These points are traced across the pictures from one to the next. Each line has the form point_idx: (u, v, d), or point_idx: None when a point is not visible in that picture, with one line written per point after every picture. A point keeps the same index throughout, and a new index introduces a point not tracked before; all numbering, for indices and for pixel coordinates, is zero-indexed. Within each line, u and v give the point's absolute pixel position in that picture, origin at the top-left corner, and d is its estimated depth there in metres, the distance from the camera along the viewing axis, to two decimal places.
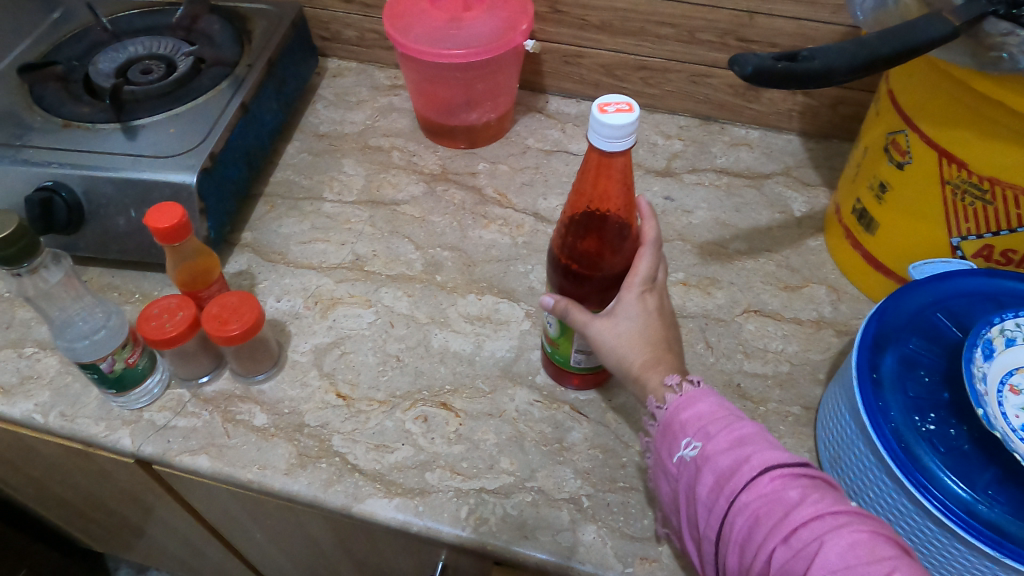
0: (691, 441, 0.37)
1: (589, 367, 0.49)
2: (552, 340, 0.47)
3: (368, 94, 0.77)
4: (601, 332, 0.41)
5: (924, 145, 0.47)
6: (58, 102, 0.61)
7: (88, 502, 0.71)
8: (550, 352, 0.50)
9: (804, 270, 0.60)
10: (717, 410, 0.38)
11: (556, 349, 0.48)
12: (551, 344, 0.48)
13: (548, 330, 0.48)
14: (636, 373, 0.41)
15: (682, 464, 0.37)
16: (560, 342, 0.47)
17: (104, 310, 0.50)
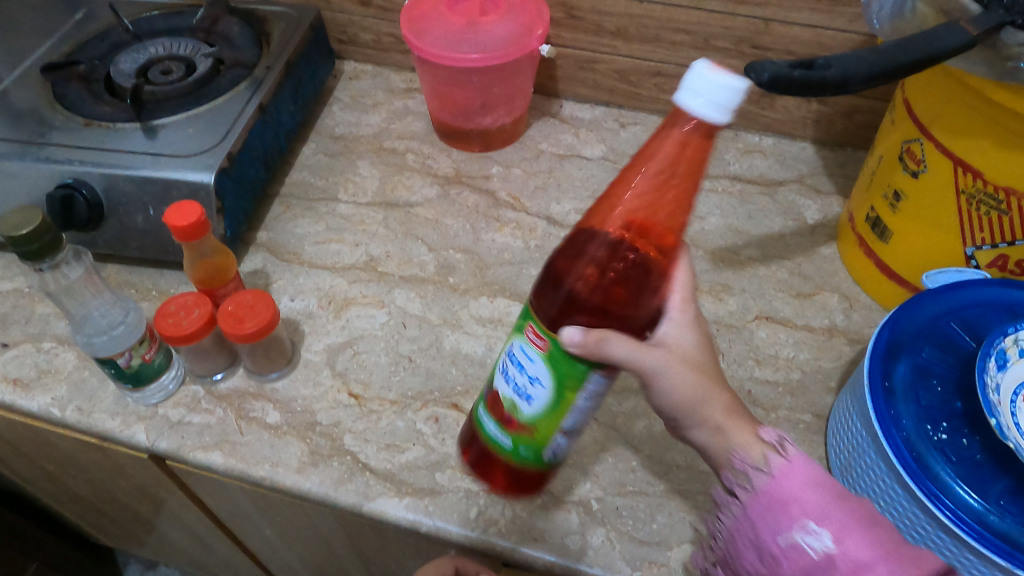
0: (817, 528, 0.33)
1: (553, 458, 0.42)
2: (526, 424, 0.39)
3: (383, 96, 0.78)
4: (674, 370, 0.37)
5: (939, 154, 0.47)
6: (79, 101, 0.62)
7: (101, 496, 0.72)
8: (510, 444, 0.41)
9: (817, 278, 0.60)
10: (832, 492, 0.35)
11: (530, 436, 0.40)
12: (519, 429, 0.40)
13: (520, 412, 0.39)
14: (720, 422, 0.38)
15: (797, 549, 0.34)
16: (540, 425, 0.39)
17: (123, 305, 0.51)
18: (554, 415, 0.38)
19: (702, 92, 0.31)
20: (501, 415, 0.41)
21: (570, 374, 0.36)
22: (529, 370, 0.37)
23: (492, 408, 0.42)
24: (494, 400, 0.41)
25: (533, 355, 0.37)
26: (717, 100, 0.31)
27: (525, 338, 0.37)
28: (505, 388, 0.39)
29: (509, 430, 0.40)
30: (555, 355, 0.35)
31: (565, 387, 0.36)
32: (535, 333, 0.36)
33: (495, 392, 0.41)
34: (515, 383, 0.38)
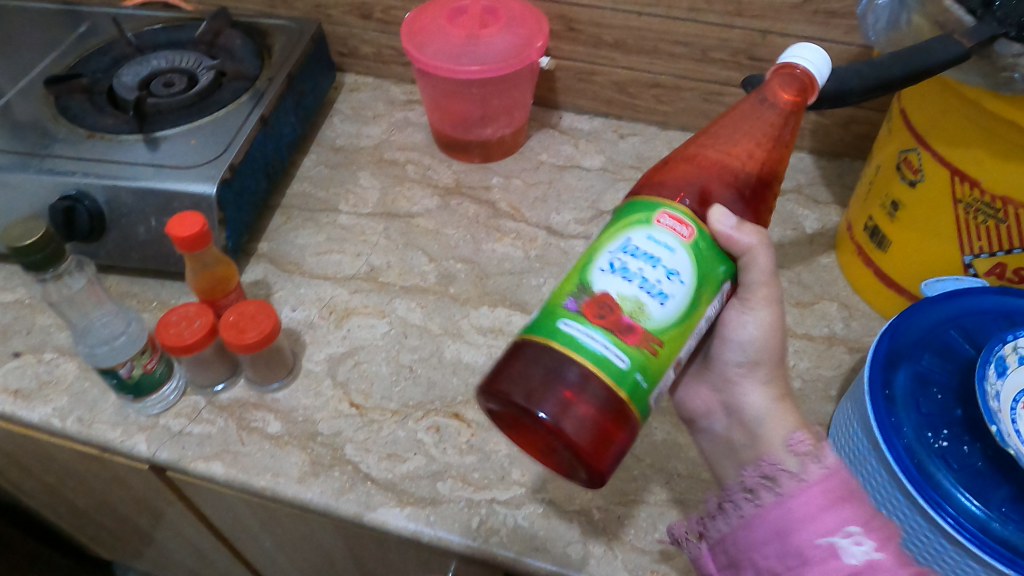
0: (860, 538, 0.35)
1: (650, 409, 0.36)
2: (655, 332, 0.34)
3: (384, 108, 0.78)
4: (768, 318, 0.43)
5: (936, 163, 0.47)
6: (82, 113, 0.62)
7: (100, 508, 0.72)
8: (625, 364, 0.34)
9: (816, 287, 0.60)
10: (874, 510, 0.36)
11: (651, 355, 0.34)
12: (639, 342, 0.34)
13: (646, 317, 0.34)
14: (780, 392, 0.45)
15: (835, 550, 0.35)
16: (667, 332, 0.35)
17: (124, 317, 0.51)
18: (688, 320, 0.36)
19: (801, 53, 0.38)
20: (612, 320, 0.34)
21: (714, 264, 0.37)
22: (665, 263, 0.35)
23: (594, 312, 0.35)
24: (599, 304, 0.35)
25: (673, 237, 0.35)
26: (815, 60, 0.37)
27: (656, 226, 0.36)
28: (620, 288, 0.35)
29: (629, 341, 0.34)
30: (700, 239, 0.36)
31: (703, 285, 0.36)
32: (673, 221, 0.36)
33: (600, 294, 0.35)
34: (640, 277, 0.35)
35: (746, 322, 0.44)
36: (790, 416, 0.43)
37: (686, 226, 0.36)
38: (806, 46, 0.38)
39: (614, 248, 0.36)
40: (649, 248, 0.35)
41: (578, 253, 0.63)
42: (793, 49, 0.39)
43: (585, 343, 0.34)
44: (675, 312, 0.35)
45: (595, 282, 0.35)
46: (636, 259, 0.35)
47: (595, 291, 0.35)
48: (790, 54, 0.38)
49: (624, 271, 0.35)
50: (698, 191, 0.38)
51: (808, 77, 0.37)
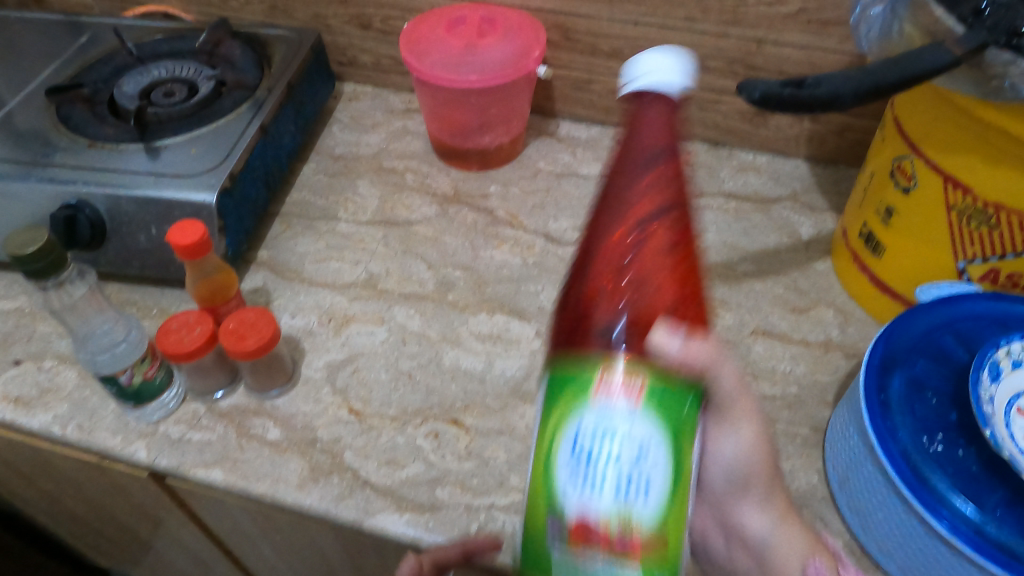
0: None
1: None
2: (653, 532, 0.30)
3: (383, 117, 0.79)
4: (750, 437, 0.40)
5: (929, 171, 0.48)
6: (83, 123, 0.63)
7: (99, 516, 0.72)
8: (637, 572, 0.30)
9: (812, 293, 0.60)
10: None
11: (659, 548, 0.30)
12: (644, 541, 0.29)
13: (637, 520, 0.29)
14: (785, 515, 0.42)
15: None
16: (667, 525, 0.30)
17: (125, 324, 0.52)
18: (684, 477, 0.30)
19: (652, 64, 0.37)
20: (602, 545, 0.30)
21: (687, 420, 0.31)
22: (627, 444, 0.29)
23: (580, 539, 0.30)
24: (583, 531, 0.30)
25: (621, 408, 0.30)
26: (666, 70, 0.37)
27: (603, 399, 0.30)
28: (587, 490, 0.29)
29: (625, 547, 0.29)
30: (657, 391, 0.30)
31: (687, 433, 0.31)
32: (616, 382, 0.30)
33: (578, 520, 0.30)
34: (614, 478, 0.29)
35: (729, 445, 0.40)
36: (796, 541, 0.42)
37: (634, 381, 0.30)
38: (658, 54, 0.38)
39: (563, 442, 0.31)
40: (602, 429, 0.30)
41: None
42: (637, 62, 0.38)
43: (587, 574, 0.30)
44: (666, 494, 0.30)
45: (563, 500, 0.30)
46: (594, 445, 0.30)
47: (570, 516, 0.30)
48: (638, 67, 0.38)
49: (590, 471, 0.30)
50: (629, 269, 0.37)
51: (657, 89, 0.37)
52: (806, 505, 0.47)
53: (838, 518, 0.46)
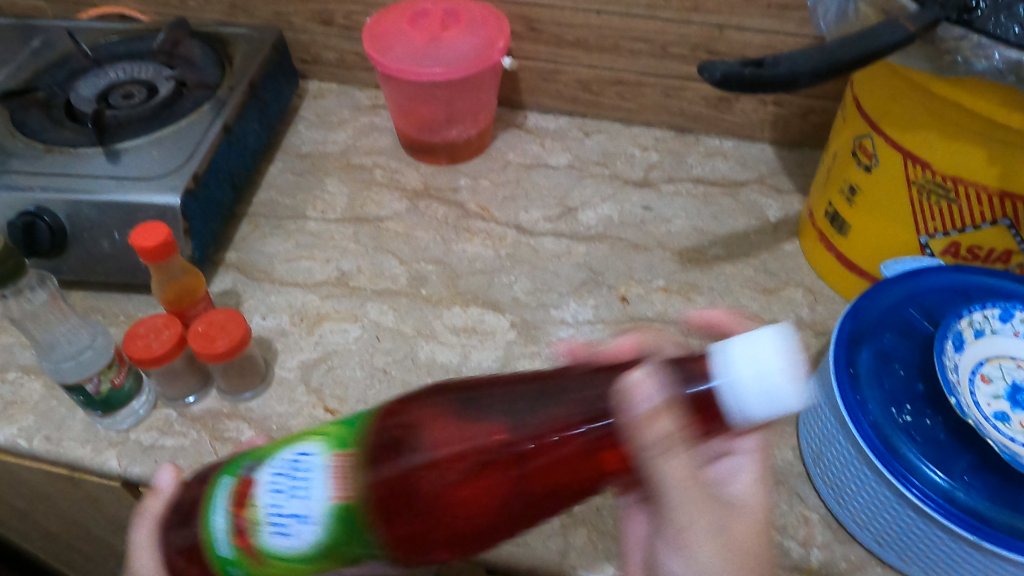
0: None
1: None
2: (260, 551, 0.32)
3: (349, 114, 0.78)
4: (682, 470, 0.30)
5: (890, 147, 0.48)
6: (39, 127, 0.61)
7: (73, 531, 0.70)
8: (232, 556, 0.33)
9: (782, 274, 0.61)
10: None
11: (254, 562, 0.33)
12: (247, 548, 0.32)
13: (262, 538, 0.32)
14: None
15: None
16: (272, 561, 0.32)
17: (89, 330, 0.50)
18: (309, 563, 0.33)
19: (750, 367, 0.28)
20: (241, 516, 0.32)
21: (343, 547, 0.32)
22: (301, 504, 0.31)
23: (235, 504, 0.33)
24: (243, 494, 0.33)
25: (323, 486, 0.32)
26: (773, 364, 0.28)
27: (329, 460, 0.32)
28: (267, 486, 0.32)
29: (236, 542, 0.32)
30: (352, 511, 0.32)
31: (327, 555, 0.32)
32: (341, 470, 0.32)
33: (248, 483, 0.33)
34: (278, 506, 0.31)
35: (695, 549, 0.33)
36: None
37: (344, 484, 0.32)
38: (768, 350, 0.28)
39: (293, 459, 0.33)
40: (294, 477, 0.32)
41: (549, 251, 0.64)
42: (767, 327, 0.29)
43: (215, 517, 0.33)
44: (293, 547, 0.32)
45: (265, 464, 0.33)
46: (290, 473, 0.32)
47: (253, 479, 0.33)
48: (746, 348, 0.28)
49: (274, 489, 0.32)
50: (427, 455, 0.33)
51: (714, 390, 0.28)
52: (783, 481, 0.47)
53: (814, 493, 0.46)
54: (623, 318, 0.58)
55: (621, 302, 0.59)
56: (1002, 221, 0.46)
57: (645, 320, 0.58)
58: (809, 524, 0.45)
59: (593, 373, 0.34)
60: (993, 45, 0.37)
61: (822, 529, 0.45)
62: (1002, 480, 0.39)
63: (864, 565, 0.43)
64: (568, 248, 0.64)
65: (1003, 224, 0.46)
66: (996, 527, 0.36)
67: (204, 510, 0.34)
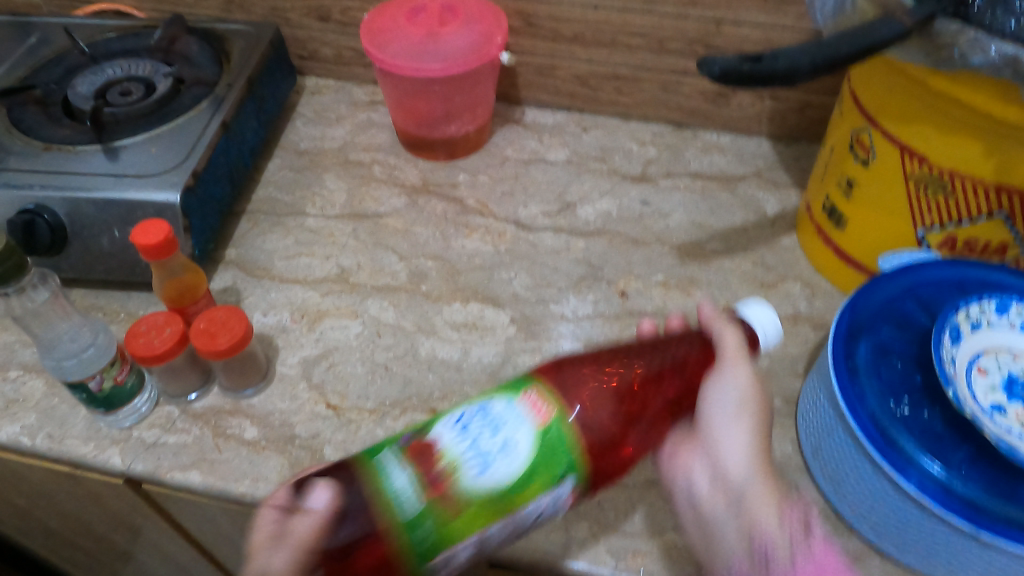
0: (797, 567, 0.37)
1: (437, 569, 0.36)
2: (464, 494, 0.35)
3: (347, 110, 0.78)
4: (744, 375, 0.42)
5: (887, 141, 0.49)
6: (37, 125, 0.61)
7: (74, 528, 0.71)
8: (418, 509, 0.35)
9: (779, 268, 0.62)
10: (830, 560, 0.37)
11: (448, 514, 0.35)
12: (443, 492, 0.35)
13: (462, 478, 0.35)
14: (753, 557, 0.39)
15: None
16: (478, 500, 0.35)
17: (91, 328, 0.50)
18: (503, 501, 0.36)
19: (759, 313, 0.44)
20: (424, 470, 0.36)
21: (552, 466, 0.36)
22: (504, 431, 0.36)
23: (414, 457, 0.36)
24: (428, 450, 0.36)
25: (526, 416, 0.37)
26: (765, 324, 0.44)
27: (519, 400, 0.38)
28: (456, 442, 0.36)
29: (428, 496, 0.35)
30: (554, 425, 0.37)
31: (534, 476, 0.36)
32: (536, 403, 0.38)
33: (428, 441, 0.37)
34: (472, 445, 0.36)
35: (728, 423, 0.42)
36: None
37: (545, 410, 0.37)
38: (759, 307, 0.45)
39: (478, 406, 0.38)
40: (495, 418, 0.37)
41: (548, 246, 0.64)
42: (754, 302, 0.45)
43: (391, 476, 0.36)
44: (499, 481, 0.35)
45: (436, 426, 0.38)
46: (480, 420, 0.37)
47: (429, 436, 0.37)
48: (745, 308, 0.45)
49: (474, 425, 0.37)
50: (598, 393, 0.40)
51: (752, 331, 0.44)
52: (781, 474, 0.48)
53: (813, 485, 0.47)
54: (622, 312, 0.58)
55: (620, 297, 0.59)
56: (998, 215, 0.46)
57: (644, 315, 0.58)
58: None
59: (669, 337, 0.45)
60: (990, 39, 0.37)
61: (820, 520, 0.45)
62: (998, 470, 0.39)
63: (862, 555, 0.44)
64: (567, 243, 0.64)
65: (999, 218, 0.46)
66: (992, 517, 0.37)
67: (375, 475, 0.36)
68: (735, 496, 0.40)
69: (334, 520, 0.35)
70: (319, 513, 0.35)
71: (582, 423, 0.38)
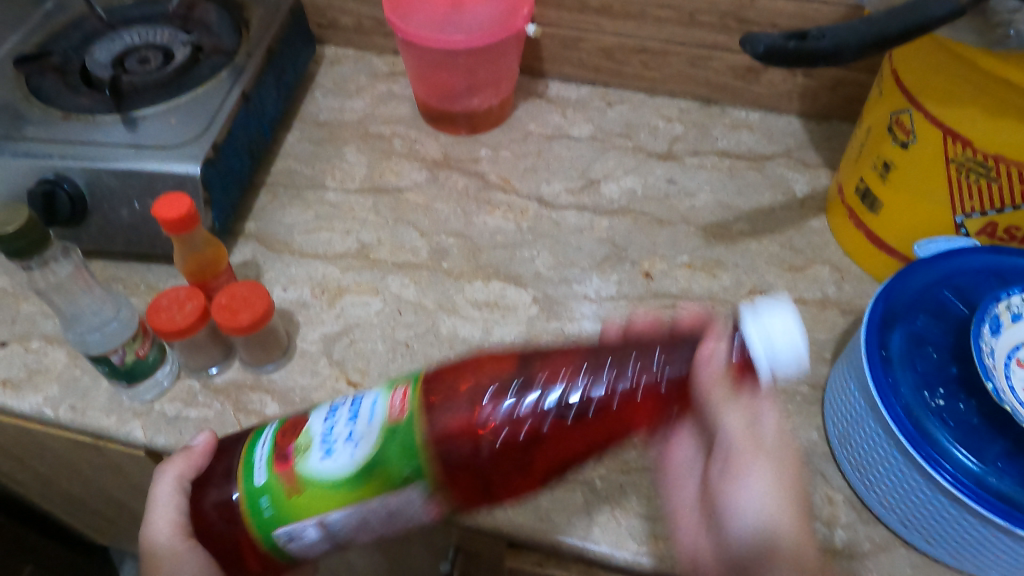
0: None
1: (287, 546, 0.37)
2: (299, 476, 0.35)
3: (367, 81, 0.77)
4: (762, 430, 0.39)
5: (929, 123, 0.47)
6: (54, 93, 0.60)
7: (94, 494, 0.72)
8: (261, 481, 0.36)
9: (808, 251, 0.60)
10: None
11: (287, 490, 0.35)
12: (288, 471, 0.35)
13: (304, 461, 0.35)
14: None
15: None
16: (332, 487, 0.34)
17: (114, 302, 0.50)
18: (339, 490, 0.34)
19: (780, 327, 0.32)
20: (287, 446, 0.36)
21: (398, 463, 0.34)
22: (354, 423, 0.35)
23: (283, 434, 0.37)
24: (294, 427, 0.38)
25: (378, 410, 0.35)
26: (777, 341, 0.32)
27: (388, 394, 0.36)
28: (320, 426, 0.36)
29: (276, 469, 0.36)
30: (403, 427, 0.34)
31: (375, 473, 0.34)
32: (401, 398, 0.36)
33: (303, 419, 0.38)
34: (331, 432, 0.35)
35: (748, 489, 0.38)
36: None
37: (401, 403, 0.35)
38: (783, 315, 0.32)
39: (353, 398, 0.37)
40: (343, 411, 0.36)
41: (571, 224, 0.63)
42: (771, 304, 0.33)
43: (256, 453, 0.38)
44: (335, 472, 0.34)
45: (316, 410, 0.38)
46: (345, 414, 0.36)
47: (302, 419, 0.38)
48: (761, 313, 0.33)
49: (342, 420, 0.36)
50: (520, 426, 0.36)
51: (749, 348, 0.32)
52: (807, 461, 0.47)
53: (839, 473, 0.46)
54: (647, 294, 0.57)
55: (645, 278, 0.58)
56: None
57: (669, 296, 0.57)
58: (834, 504, 0.45)
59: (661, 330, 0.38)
60: None
61: (846, 509, 0.45)
62: None
63: (889, 546, 0.43)
64: (590, 222, 0.63)
65: None
66: None
67: (251, 455, 0.38)
68: (753, 561, 0.37)
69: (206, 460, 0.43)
70: (200, 455, 0.43)
71: (436, 433, 0.35)
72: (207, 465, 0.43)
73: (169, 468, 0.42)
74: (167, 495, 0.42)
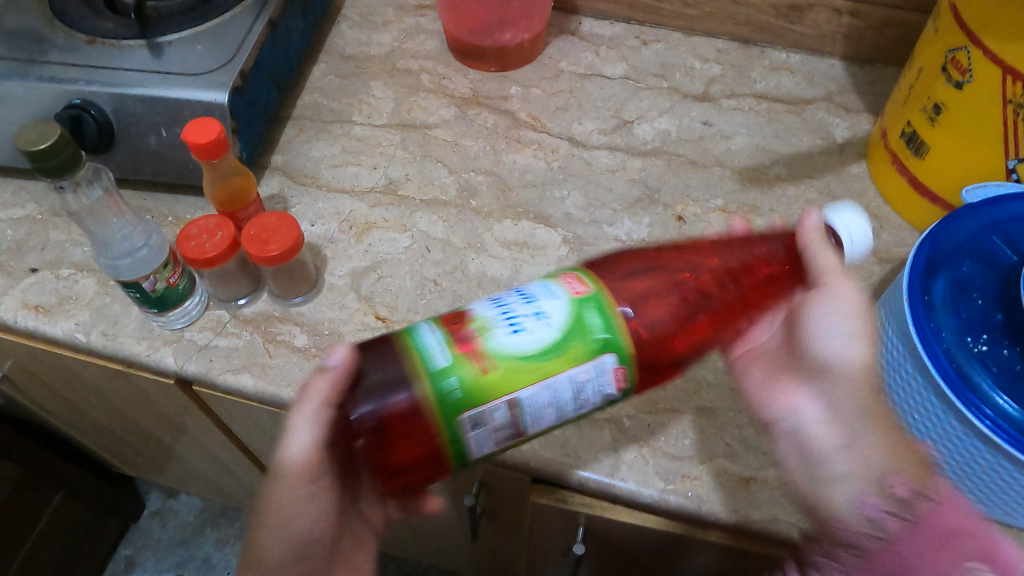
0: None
1: (469, 441, 0.35)
2: (499, 359, 0.34)
3: (393, 14, 0.74)
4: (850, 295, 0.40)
5: (988, 61, 0.45)
6: (79, 18, 0.59)
7: (122, 424, 0.73)
8: (449, 363, 0.34)
9: (846, 198, 0.59)
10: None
11: (479, 372, 0.34)
12: (474, 350, 0.34)
13: (490, 337, 0.34)
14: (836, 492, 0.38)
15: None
16: (516, 367, 0.34)
17: (144, 229, 0.50)
18: (541, 365, 0.34)
19: (854, 226, 0.39)
20: (461, 330, 0.35)
21: (590, 336, 0.34)
22: (538, 304, 0.35)
23: (449, 321, 0.36)
24: (459, 316, 0.36)
25: (559, 290, 0.36)
26: (854, 232, 0.39)
27: (556, 280, 0.37)
28: (492, 310, 0.36)
29: (458, 350, 0.34)
30: (589, 303, 0.35)
31: (569, 346, 0.34)
32: (576, 281, 0.37)
33: (467, 309, 0.36)
34: (510, 311, 0.35)
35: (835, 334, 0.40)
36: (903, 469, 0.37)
37: (583, 285, 0.37)
38: (855, 215, 0.39)
39: (515, 289, 0.37)
40: (532, 294, 0.36)
41: (603, 165, 0.61)
42: (844, 207, 0.40)
43: (421, 336, 0.35)
44: (537, 347, 0.34)
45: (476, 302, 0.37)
46: (520, 297, 0.36)
47: (467, 308, 0.37)
48: (836, 215, 0.40)
49: (518, 298, 0.36)
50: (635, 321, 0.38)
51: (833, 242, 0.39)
52: None
53: None
54: (679, 237, 0.56)
55: (677, 222, 0.57)
56: None
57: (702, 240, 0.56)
58: None
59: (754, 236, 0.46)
60: None
61: None
62: None
63: None
64: (622, 162, 0.62)
65: None
66: None
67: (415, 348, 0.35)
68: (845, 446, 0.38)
69: (347, 380, 0.36)
70: (337, 372, 0.36)
71: (631, 321, 0.37)
72: (346, 391, 0.36)
73: (310, 389, 0.36)
74: (304, 436, 0.36)
